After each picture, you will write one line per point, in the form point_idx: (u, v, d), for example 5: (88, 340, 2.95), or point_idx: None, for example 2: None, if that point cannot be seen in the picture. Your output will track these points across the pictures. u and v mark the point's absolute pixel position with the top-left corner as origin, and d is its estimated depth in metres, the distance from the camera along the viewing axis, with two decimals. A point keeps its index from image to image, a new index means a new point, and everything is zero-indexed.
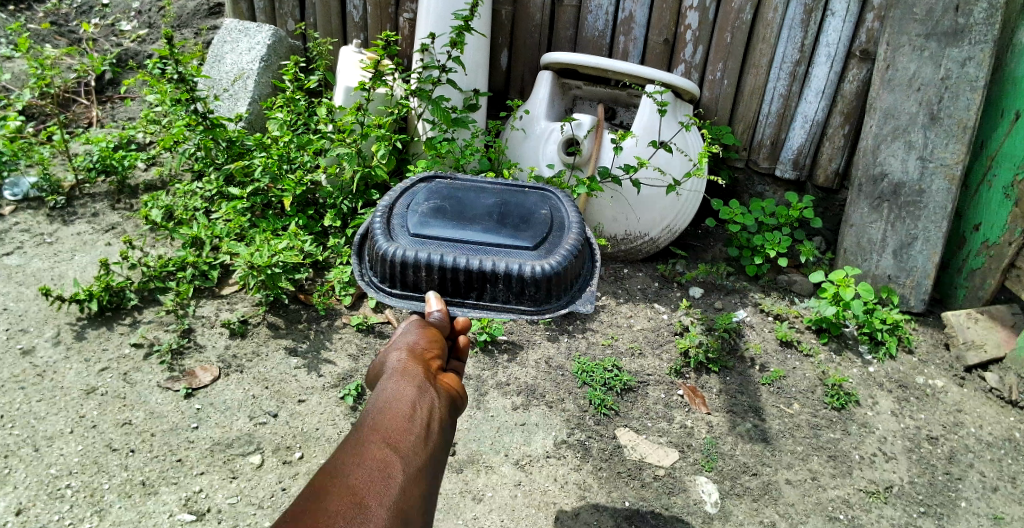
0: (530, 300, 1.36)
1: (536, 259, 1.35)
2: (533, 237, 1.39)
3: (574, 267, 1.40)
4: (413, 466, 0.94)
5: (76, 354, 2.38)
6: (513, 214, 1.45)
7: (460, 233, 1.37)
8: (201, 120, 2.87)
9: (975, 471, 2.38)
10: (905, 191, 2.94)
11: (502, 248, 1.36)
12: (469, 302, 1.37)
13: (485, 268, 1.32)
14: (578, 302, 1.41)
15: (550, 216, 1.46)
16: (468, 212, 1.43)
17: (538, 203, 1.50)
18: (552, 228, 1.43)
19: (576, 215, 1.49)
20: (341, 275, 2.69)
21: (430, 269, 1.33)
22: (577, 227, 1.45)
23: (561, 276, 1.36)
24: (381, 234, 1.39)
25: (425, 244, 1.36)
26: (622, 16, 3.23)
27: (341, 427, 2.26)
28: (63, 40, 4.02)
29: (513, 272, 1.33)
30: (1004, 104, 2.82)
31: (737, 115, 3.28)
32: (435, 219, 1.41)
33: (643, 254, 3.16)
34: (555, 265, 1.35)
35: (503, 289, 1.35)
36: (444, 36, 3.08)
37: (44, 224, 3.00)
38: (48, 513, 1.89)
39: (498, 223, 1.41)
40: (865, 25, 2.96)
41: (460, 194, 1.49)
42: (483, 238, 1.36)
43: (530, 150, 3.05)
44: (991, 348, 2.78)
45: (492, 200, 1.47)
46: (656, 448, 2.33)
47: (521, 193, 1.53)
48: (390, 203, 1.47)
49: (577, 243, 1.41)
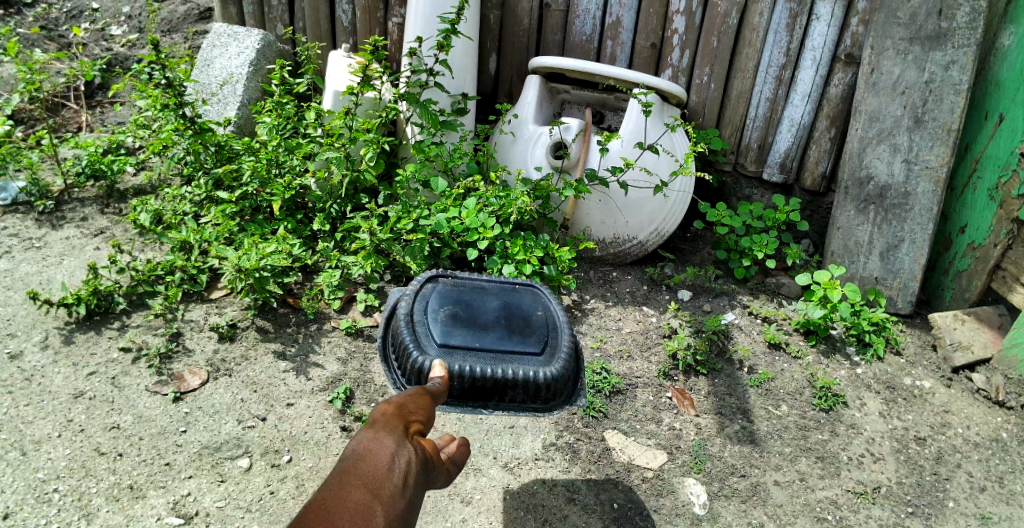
0: (544, 399, 1.53)
1: (546, 364, 1.52)
2: (539, 340, 1.56)
3: (571, 367, 1.59)
4: (394, 515, 0.93)
5: (64, 358, 2.37)
6: (516, 317, 1.60)
7: (481, 341, 1.50)
8: (190, 124, 2.90)
9: (962, 471, 2.40)
10: (891, 194, 2.97)
11: (518, 354, 1.51)
12: (492, 404, 1.50)
13: (509, 376, 1.47)
14: (575, 393, 1.61)
15: (546, 318, 1.63)
16: (481, 318, 1.56)
17: (533, 304, 1.66)
18: (548, 329, 1.61)
19: (562, 315, 1.68)
20: (330, 279, 2.68)
21: (461, 378, 1.45)
22: (568, 328, 1.64)
23: (563, 377, 1.55)
24: (412, 346, 1.47)
25: (453, 353, 1.47)
26: (609, 20, 3.25)
27: (330, 431, 2.26)
28: (53, 45, 4.00)
29: (531, 379, 1.49)
30: (987, 106, 2.86)
31: (724, 119, 3.31)
32: (455, 326, 1.52)
33: (631, 258, 3.17)
34: (562, 368, 1.54)
35: (522, 392, 1.50)
36: (431, 39, 3.09)
37: (32, 229, 2.99)
38: (35, 517, 1.88)
39: (508, 328, 1.56)
40: (849, 29, 2.99)
41: (468, 299, 1.61)
42: (502, 346, 1.50)
43: (519, 153, 3.08)
44: (977, 349, 2.80)
45: (497, 305, 1.61)
46: (645, 450, 2.34)
47: (516, 294, 1.68)
48: (409, 310, 1.56)
49: (572, 344, 1.60)
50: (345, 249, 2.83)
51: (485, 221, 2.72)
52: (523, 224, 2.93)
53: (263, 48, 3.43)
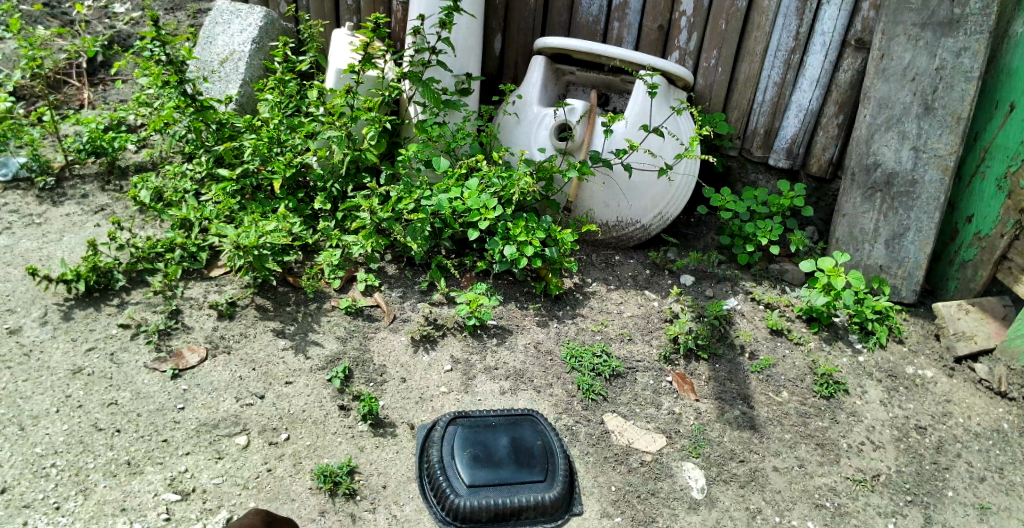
0: (551, 516, 1.99)
1: (548, 488, 1.99)
2: (541, 468, 2.02)
3: (569, 484, 2.06)
4: None
5: (63, 334, 2.37)
6: (523, 446, 2.06)
7: (499, 477, 1.97)
8: (191, 101, 2.86)
9: (962, 461, 2.39)
10: (898, 181, 2.94)
11: (528, 485, 1.98)
12: (512, 522, 1.95)
13: (522, 503, 1.94)
14: (576, 503, 2.05)
15: (545, 444, 2.11)
16: (495, 453, 2.02)
17: (534, 432, 2.13)
18: (548, 454, 2.07)
19: (556, 437, 2.16)
20: (330, 258, 2.66)
21: (487, 510, 1.92)
22: (562, 449, 2.11)
23: (564, 495, 2.02)
24: (449, 489, 1.94)
25: (478, 490, 1.94)
26: (616, 1, 3.21)
27: (328, 409, 2.25)
28: (55, 22, 3.97)
29: (539, 501, 1.95)
30: (999, 94, 2.81)
31: (731, 102, 3.27)
32: (477, 467, 1.98)
33: (635, 241, 3.15)
34: (563, 488, 2.01)
35: (533, 511, 1.96)
36: (434, 16, 3.06)
37: (33, 205, 2.97)
38: (32, 491, 1.88)
39: (517, 462, 2.01)
40: (860, 13, 2.94)
41: (483, 437, 2.06)
42: (515, 477, 1.98)
43: (522, 134, 3.05)
44: (981, 340, 2.78)
45: (505, 439, 2.06)
46: (644, 434, 2.33)
47: (520, 427, 2.14)
48: (438, 456, 2.02)
49: (567, 466, 2.07)
50: (345, 228, 2.81)
51: (486, 202, 2.69)
52: (525, 206, 2.91)
53: (266, 25, 3.40)
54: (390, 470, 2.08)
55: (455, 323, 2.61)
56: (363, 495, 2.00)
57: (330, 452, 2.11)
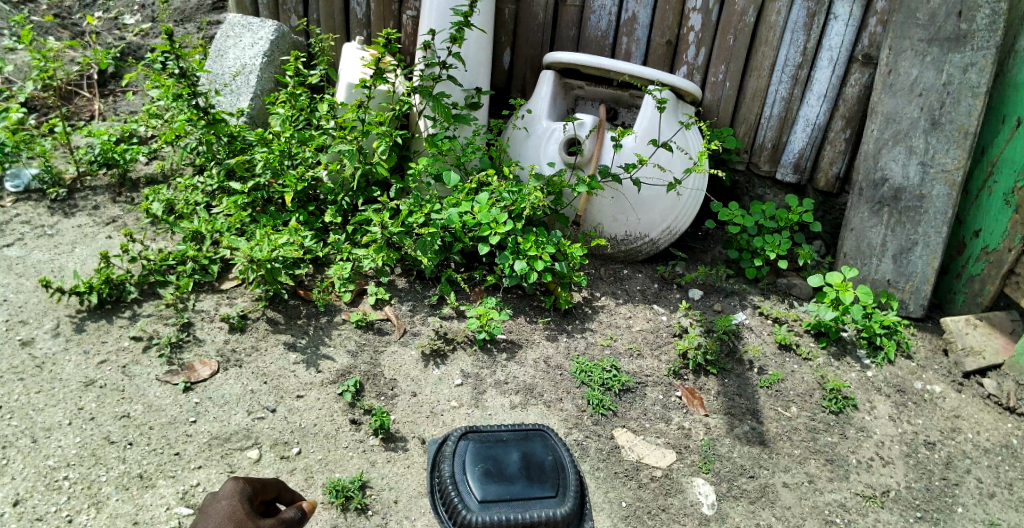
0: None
1: (560, 503, 1.91)
2: (553, 483, 1.94)
3: (580, 501, 1.98)
4: None
5: (75, 346, 2.38)
6: (534, 461, 1.98)
7: (510, 493, 1.88)
8: (203, 114, 2.88)
9: (972, 477, 2.39)
10: (905, 196, 2.95)
11: (540, 501, 1.89)
12: None
13: (535, 518, 1.85)
14: (587, 521, 1.98)
15: (556, 460, 2.03)
16: (506, 466, 1.94)
17: (545, 449, 2.05)
18: (560, 471, 1.99)
19: (567, 455, 2.08)
20: (341, 271, 2.68)
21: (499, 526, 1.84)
22: (573, 466, 2.03)
23: (575, 512, 1.95)
24: (460, 504, 1.87)
25: (490, 506, 1.86)
26: (625, 17, 3.24)
27: (340, 423, 2.26)
28: (66, 33, 4.00)
29: (550, 517, 1.87)
30: (1005, 109, 2.83)
31: (738, 117, 3.28)
32: (490, 482, 1.90)
33: (643, 255, 3.16)
34: (575, 504, 1.94)
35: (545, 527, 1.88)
36: (444, 31, 3.08)
37: (45, 216, 3.00)
38: (45, 504, 1.89)
39: (529, 477, 1.93)
40: (867, 29, 2.97)
41: (494, 452, 1.97)
42: (528, 492, 1.89)
43: (531, 149, 3.06)
44: (989, 355, 2.79)
45: (516, 453, 1.98)
46: (654, 449, 2.33)
47: (530, 441, 2.06)
48: (448, 471, 1.95)
49: (579, 482, 1.99)
50: (356, 241, 2.83)
51: (497, 216, 2.69)
52: (534, 220, 2.92)
53: (277, 39, 3.44)
54: (401, 485, 2.09)
55: (465, 337, 2.62)
56: (375, 509, 2.01)
57: (341, 466, 2.12)
